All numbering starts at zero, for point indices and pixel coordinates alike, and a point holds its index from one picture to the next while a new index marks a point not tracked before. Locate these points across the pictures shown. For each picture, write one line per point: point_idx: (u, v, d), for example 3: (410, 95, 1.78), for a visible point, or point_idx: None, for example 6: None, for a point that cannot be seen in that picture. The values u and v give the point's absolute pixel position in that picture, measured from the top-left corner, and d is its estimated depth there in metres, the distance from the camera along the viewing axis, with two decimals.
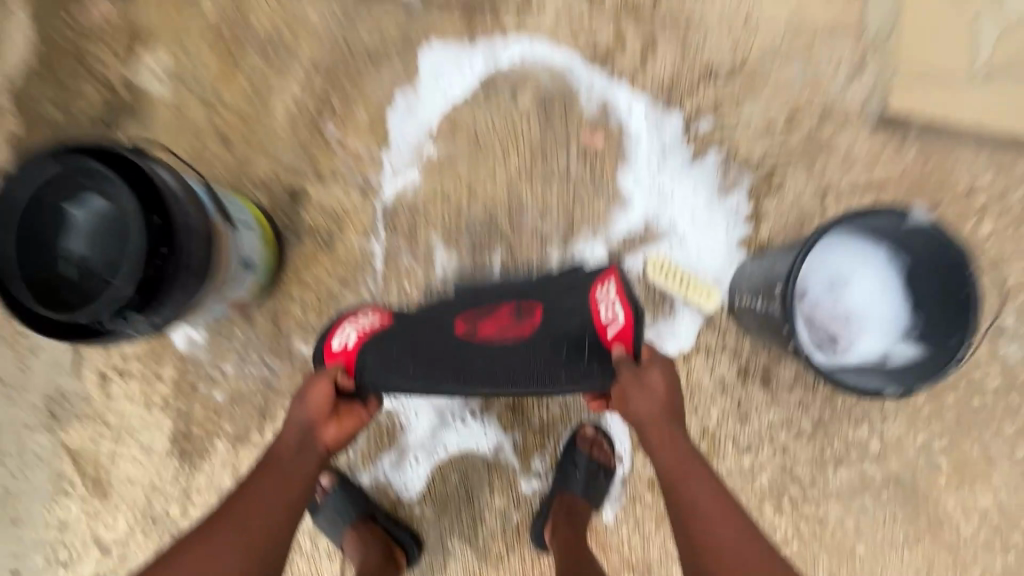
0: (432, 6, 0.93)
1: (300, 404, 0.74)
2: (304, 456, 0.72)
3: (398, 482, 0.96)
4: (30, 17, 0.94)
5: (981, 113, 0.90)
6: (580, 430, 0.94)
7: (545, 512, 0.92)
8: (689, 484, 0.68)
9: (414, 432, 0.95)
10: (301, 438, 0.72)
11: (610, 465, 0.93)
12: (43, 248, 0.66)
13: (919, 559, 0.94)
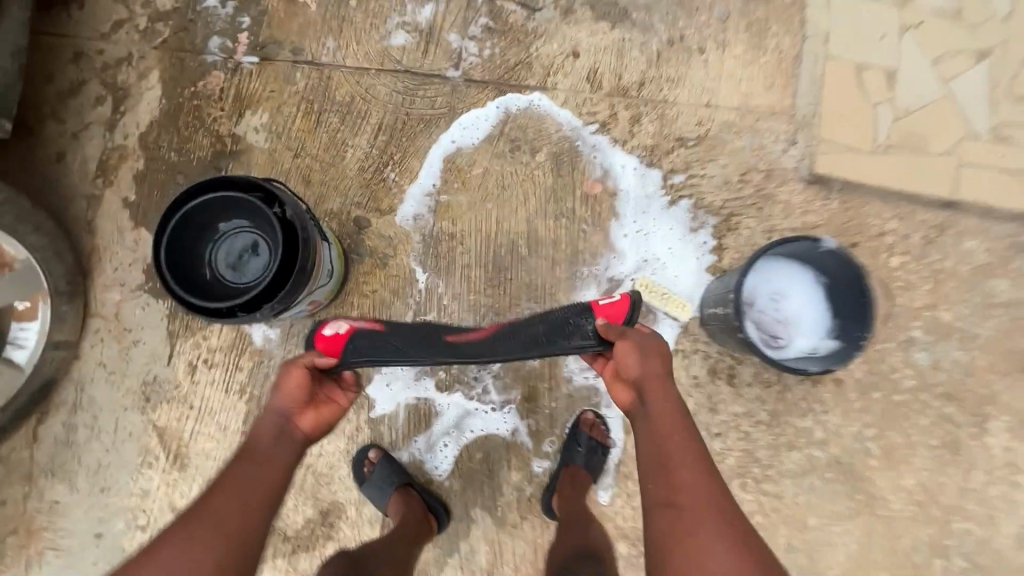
0: (472, 86, 1.23)
1: (278, 394, 0.83)
2: (279, 447, 0.81)
3: (430, 461, 1.16)
4: (161, 83, 1.22)
5: (882, 177, 1.20)
6: (582, 415, 1.15)
7: (554, 481, 1.13)
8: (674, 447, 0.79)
9: (445, 419, 1.16)
10: (279, 428, 0.82)
11: (605, 444, 1.14)
12: (199, 256, 0.95)
13: (859, 530, 1.15)
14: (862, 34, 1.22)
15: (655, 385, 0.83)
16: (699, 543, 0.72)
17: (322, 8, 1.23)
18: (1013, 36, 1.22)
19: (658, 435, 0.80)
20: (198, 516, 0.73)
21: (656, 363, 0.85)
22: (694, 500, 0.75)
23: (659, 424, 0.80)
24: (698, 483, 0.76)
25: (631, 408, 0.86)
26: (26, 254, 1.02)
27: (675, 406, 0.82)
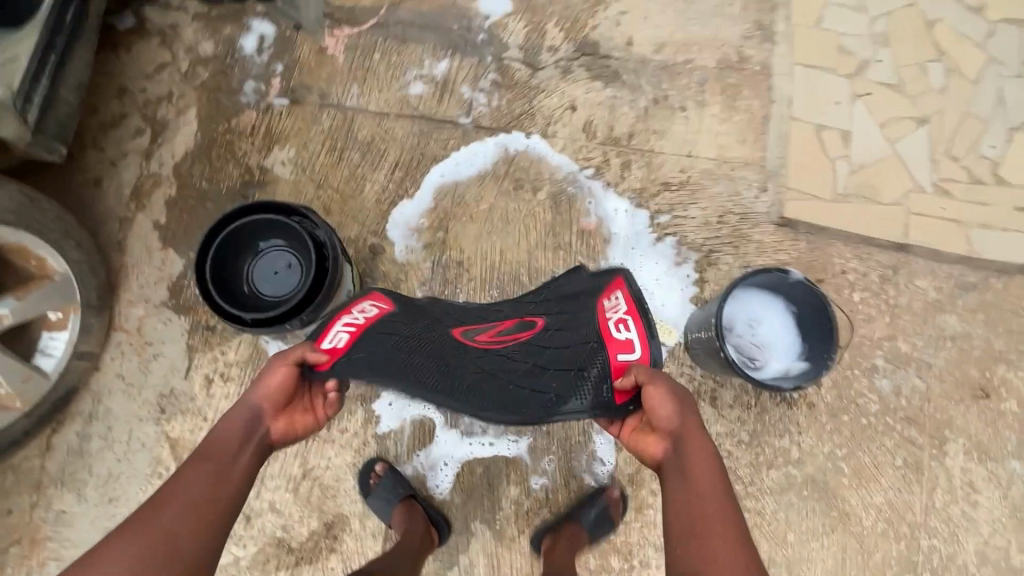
0: (481, 132, 1.37)
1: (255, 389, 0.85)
2: (246, 449, 0.80)
3: (431, 479, 1.22)
4: (197, 118, 1.33)
5: (842, 221, 1.36)
6: (607, 488, 1.20)
7: (552, 533, 1.16)
8: (703, 503, 0.73)
9: (447, 438, 1.22)
10: (248, 422, 0.83)
11: (614, 518, 1.18)
12: (237, 271, 1.06)
13: (834, 546, 1.23)
14: (820, 100, 1.42)
15: (688, 435, 0.80)
16: None
17: (349, 59, 1.38)
18: (946, 107, 1.43)
19: (689, 489, 0.75)
20: (155, 509, 0.69)
21: (686, 410, 0.82)
22: (726, 563, 0.67)
23: (692, 476, 0.76)
24: (728, 542, 0.69)
25: (662, 460, 0.82)
26: (64, 267, 1.07)
27: (710, 458, 0.78)
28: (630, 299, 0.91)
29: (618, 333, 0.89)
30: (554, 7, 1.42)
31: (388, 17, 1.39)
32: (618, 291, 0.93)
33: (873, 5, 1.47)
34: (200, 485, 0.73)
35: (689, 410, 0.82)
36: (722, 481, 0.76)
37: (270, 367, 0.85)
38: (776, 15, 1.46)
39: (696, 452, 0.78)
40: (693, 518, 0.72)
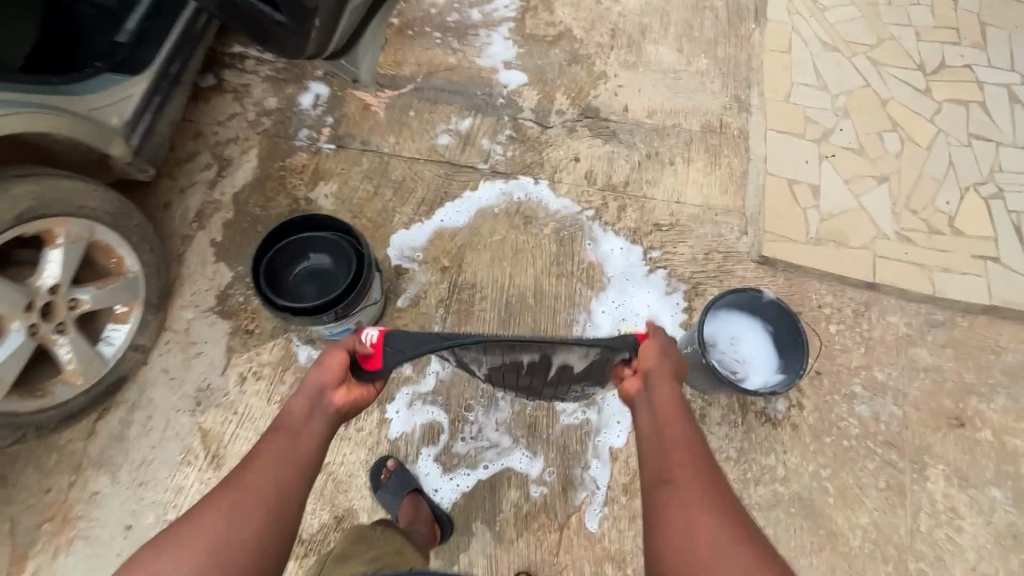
0: (497, 176, 1.59)
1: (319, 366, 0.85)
2: (314, 420, 0.83)
3: (432, 490, 1.30)
4: (257, 157, 1.57)
5: (816, 261, 1.52)
6: None
7: None
8: (673, 435, 0.85)
9: (445, 446, 1.33)
10: (314, 397, 0.84)
11: None
12: (284, 275, 1.25)
13: (824, 564, 1.27)
14: (791, 159, 1.64)
15: (658, 379, 0.91)
16: (693, 523, 0.75)
17: (388, 115, 1.64)
18: (903, 169, 1.64)
19: (659, 426, 0.87)
20: (235, 484, 0.76)
21: (664, 357, 0.93)
22: (687, 482, 0.80)
23: (664, 412, 0.87)
24: (695, 471, 0.81)
25: (634, 395, 0.94)
26: (136, 268, 1.23)
27: (675, 397, 0.89)
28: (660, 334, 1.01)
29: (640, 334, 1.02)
30: (562, 80, 1.71)
31: (423, 83, 1.67)
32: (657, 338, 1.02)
33: (832, 86, 1.74)
34: (269, 473, 0.78)
35: (667, 359, 0.93)
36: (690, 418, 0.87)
37: (320, 355, 0.86)
38: (750, 91, 1.73)
39: (667, 394, 0.89)
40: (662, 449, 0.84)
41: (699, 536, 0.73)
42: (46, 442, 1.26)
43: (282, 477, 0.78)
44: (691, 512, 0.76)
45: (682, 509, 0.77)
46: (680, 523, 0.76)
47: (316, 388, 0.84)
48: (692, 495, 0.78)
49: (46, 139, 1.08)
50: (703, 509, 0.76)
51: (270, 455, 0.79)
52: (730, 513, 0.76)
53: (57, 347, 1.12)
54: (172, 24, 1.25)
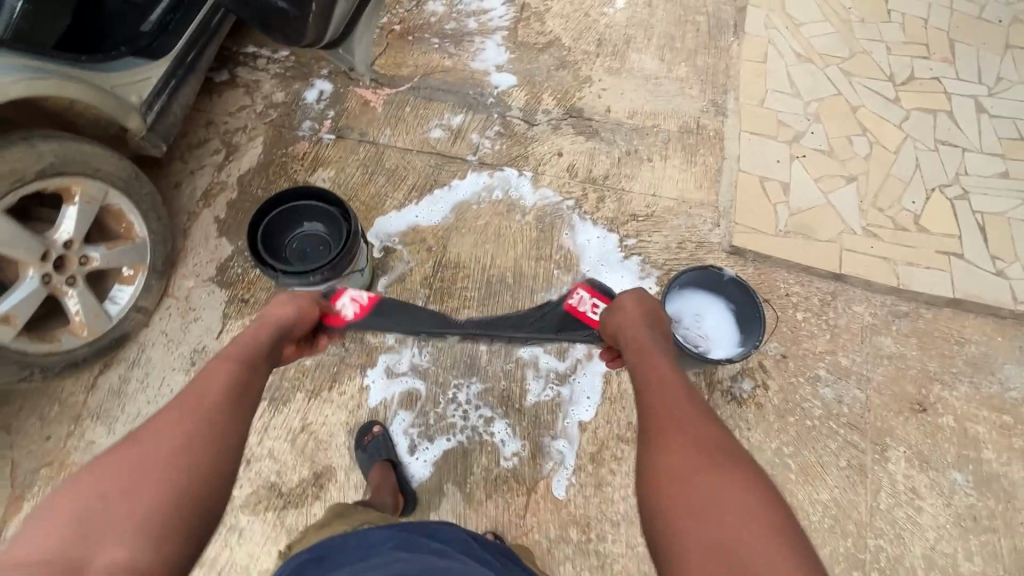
0: (484, 167, 1.69)
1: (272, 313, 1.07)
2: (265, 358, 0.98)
3: (405, 463, 1.35)
4: (262, 144, 1.69)
5: (785, 253, 1.60)
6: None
7: None
8: (662, 384, 0.93)
9: (411, 418, 1.39)
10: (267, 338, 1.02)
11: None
12: (285, 243, 1.40)
13: None
14: (764, 158, 1.72)
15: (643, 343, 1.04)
16: (690, 455, 0.80)
17: (385, 109, 1.75)
18: (871, 170, 1.72)
19: (643, 378, 0.96)
20: (189, 403, 0.82)
21: (644, 317, 1.12)
22: (675, 422, 0.85)
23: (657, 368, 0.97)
24: (690, 413, 0.87)
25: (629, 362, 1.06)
26: (144, 235, 1.34)
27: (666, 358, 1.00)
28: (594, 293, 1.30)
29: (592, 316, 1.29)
30: (549, 82, 1.81)
31: (420, 83, 1.78)
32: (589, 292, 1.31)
33: (806, 92, 1.81)
34: (222, 394, 0.86)
35: (648, 317, 1.11)
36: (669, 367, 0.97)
37: (292, 304, 1.09)
38: (727, 96, 1.80)
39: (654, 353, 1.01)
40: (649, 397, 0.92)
41: (688, 471, 0.78)
42: (51, 393, 1.36)
43: (231, 405, 0.85)
44: (680, 448, 0.81)
45: (672, 447, 0.82)
46: (678, 456, 0.80)
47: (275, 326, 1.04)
48: (680, 433, 0.83)
49: (74, 110, 1.22)
50: (702, 448, 0.80)
51: (218, 387, 0.86)
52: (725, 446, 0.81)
53: (66, 298, 1.22)
54: (190, 17, 1.39)
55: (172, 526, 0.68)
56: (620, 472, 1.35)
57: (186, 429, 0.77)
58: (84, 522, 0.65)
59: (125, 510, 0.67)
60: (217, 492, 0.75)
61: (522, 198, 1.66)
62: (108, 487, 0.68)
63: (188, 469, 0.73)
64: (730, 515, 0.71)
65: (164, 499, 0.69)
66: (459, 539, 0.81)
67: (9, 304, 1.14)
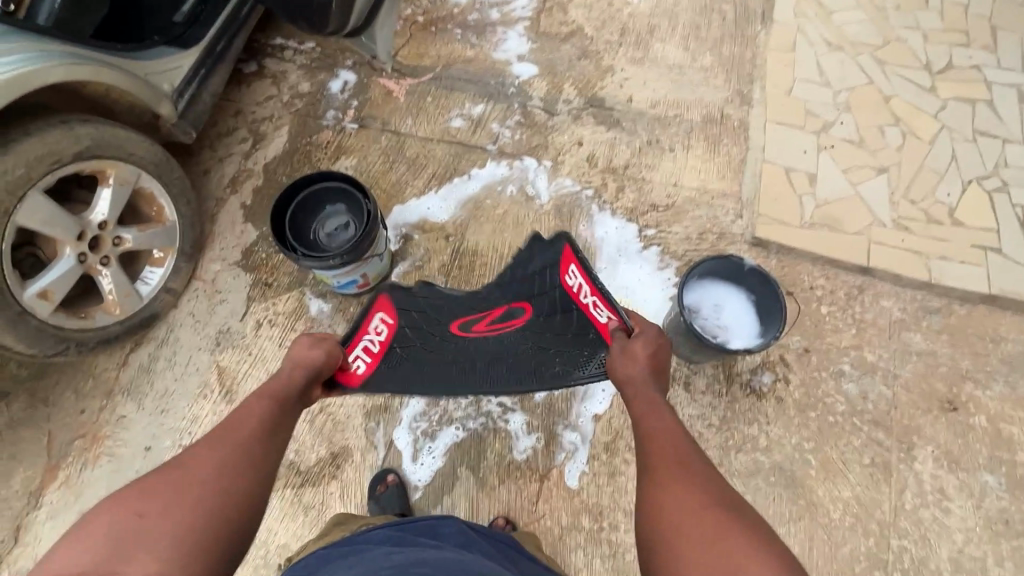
0: (503, 157, 1.68)
1: (296, 352, 1.04)
2: (298, 400, 1.00)
3: (410, 470, 1.36)
4: (288, 133, 1.71)
5: (811, 246, 1.56)
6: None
7: None
8: (656, 422, 0.95)
9: (414, 415, 1.39)
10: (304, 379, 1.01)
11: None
12: (308, 226, 1.43)
13: (801, 532, 1.33)
14: (791, 149, 1.67)
15: (636, 382, 1.01)
16: (683, 492, 0.82)
17: (407, 98, 1.75)
18: (904, 162, 1.66)
19: (638, 423, 0.98)
20: (222, 439, 0.86)
21: (648, 360, 1.03)
22: (668, 465, 0.87)
23: (646, 406, 0.99)
24: (685, 452, 0.89)
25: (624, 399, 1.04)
26: (174, 218, 1.39)
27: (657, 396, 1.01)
28: (583, 275, 1.05)
29: (597, 316, 1.06)
30: (571, 72, 1.78)
31: (442, 72, 1.78)
32: (574, 268, 1.07)
33: (836, 82, 1.75)
34: (254, 432, 0.89)
35: (653, 359, 1.03)
36: (666, 409, 0.98)
37: (318, 343, 1.06)
38: (753, 86, 1.75)
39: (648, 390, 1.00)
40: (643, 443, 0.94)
41: (682, 511, 0.79)
42: (86, 368, 1.43)
43: (262, 443, 0.89)
44: (674, 489, 0.83)
45: (666, 487, 0.84)
46: (672, 496, 0.82)
47: (310, 368, 1.03)
48: (672, 475, 0.85)
49: (109, 94, 1.27)
50: (695, 485, 0.82)
51: (252, 425, 0.91)
52: (718, 484, 0.83)
53: (100, 276, 1.28)
54: (221, 8, 1.43)
55: (201, 549, 0.71)
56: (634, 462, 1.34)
57: (217, 462, 0.81)
58: (120, 539, 0.68)
59: (160, 531, 0.70)
60: (241, 528, 0.77)
61: (537, 195, 1.65)
62: (147, 508, 0.72)
63: (214, 501, 0.77)
64: (726, 547, 0.71)
65: (195, 526, 0.73)
66: (455, 532, 0.84)
67: (48, 280, 1.19)
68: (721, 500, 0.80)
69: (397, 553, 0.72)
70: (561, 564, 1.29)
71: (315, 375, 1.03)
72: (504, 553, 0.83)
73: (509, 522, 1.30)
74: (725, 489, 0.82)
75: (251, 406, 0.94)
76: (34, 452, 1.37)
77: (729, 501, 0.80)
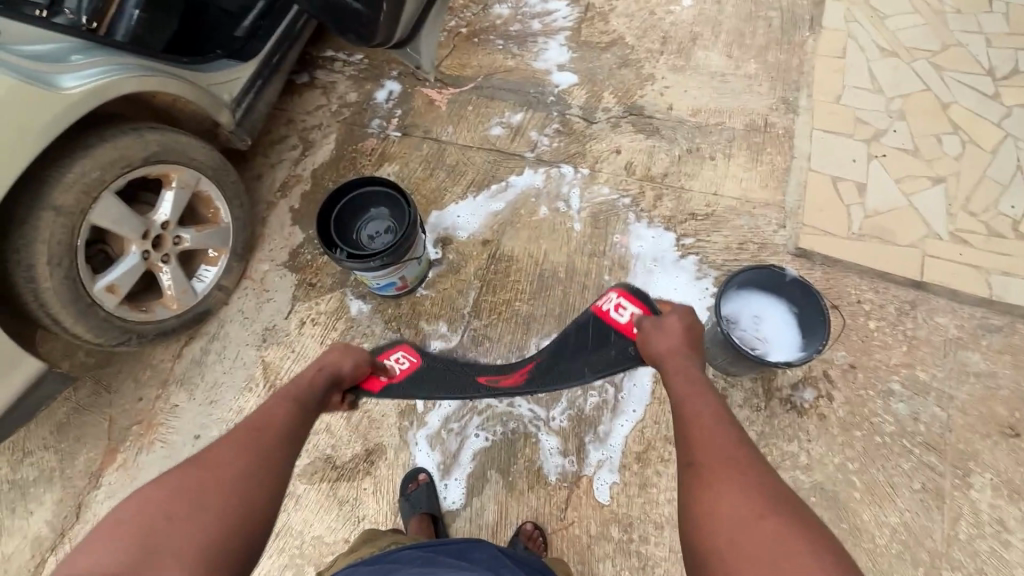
0: (541, 164, 1.70)
1: (329, 358, 1.11)
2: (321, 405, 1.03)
3: (441, 496, 1.36)
4: (335, 140, 1.78)
5: (858, 259, 1.50)
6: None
7: None
8: (696, 409, 0.92)
9: (435, 428, 1.41)
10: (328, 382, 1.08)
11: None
12: (352, 226, 1.50)
13: None
14: (839, 158, 1.62)
15: (674, 356, 1.03)
16: (732, 493, 0.77)
17: (449, 107, 1.80)
18: (964, 172, 1.58)
19: (677, 408, 0.95)
20: (245, 439, 0.88)
21: (684, 339, 1.06)
22: (716, 462, 0.82)
23: (685, 389, 0.97)
24: (730, 445, 0.84)
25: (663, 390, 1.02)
26: (228, 220, 1.48)
27: (696, 379, 0.98)
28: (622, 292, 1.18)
29: (618, 317, 1.18)
30: (610, 81, 1.78)
31: (483, 82, 1.82)
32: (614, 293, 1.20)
33: (889, 88, 1.68)
34: (275, 431, 0.92)
35: (690, 342, 1.06)
36: (709, 391, 0.95)
37: (342, 353, 1.14)
38: (799, 93, 1.71)
39: (686, 370, 1.00)
40: (685, 431, 0.90)
41: (736, 519, 0.74)
42: (145, 359, 1.53)
43: (281, 446, 0.90)
44: (725, 492, 0.78)
45: (715, 490, 0.79)
46: (721, 498, 0.77)
47: (330, 376, 1.09)
48: (723, 474, 0.80)
49: (176, 104, 1.35)
50: (747, 485, 0.78)
51: (279, 428, 0.93)
52: (771, 482, 0.78)
53: (161, 273, 1.36)
54: (277, 23, 1.52)
55: (225, 557, 0.73)
56: (666, 473, 1.33)
57: (239, 466, 0.83)
58: (151, 539, 0.70)
59: (180, 538, 0.71)
60: (253, 538, 0.78)
61: (570, 209, 1.65)
62: (176, 512, 0.74)
63: (233, 508, 0.78)
64: (784, 564, 0.67)
65: (214, 536, 0.74)
66: (489, 558, 0.84)
67: (116, 275, 1.29)
68: (777, 502, 0.75)
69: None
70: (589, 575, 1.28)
71: (338, 380, 1.10)
72: None
73: (537, 528, 1.30)
74: (781, 491, 0.77)
75: (276, 407, 0.97)
76: (96, 435, 1.47)
77: (786, 507, 0.74)
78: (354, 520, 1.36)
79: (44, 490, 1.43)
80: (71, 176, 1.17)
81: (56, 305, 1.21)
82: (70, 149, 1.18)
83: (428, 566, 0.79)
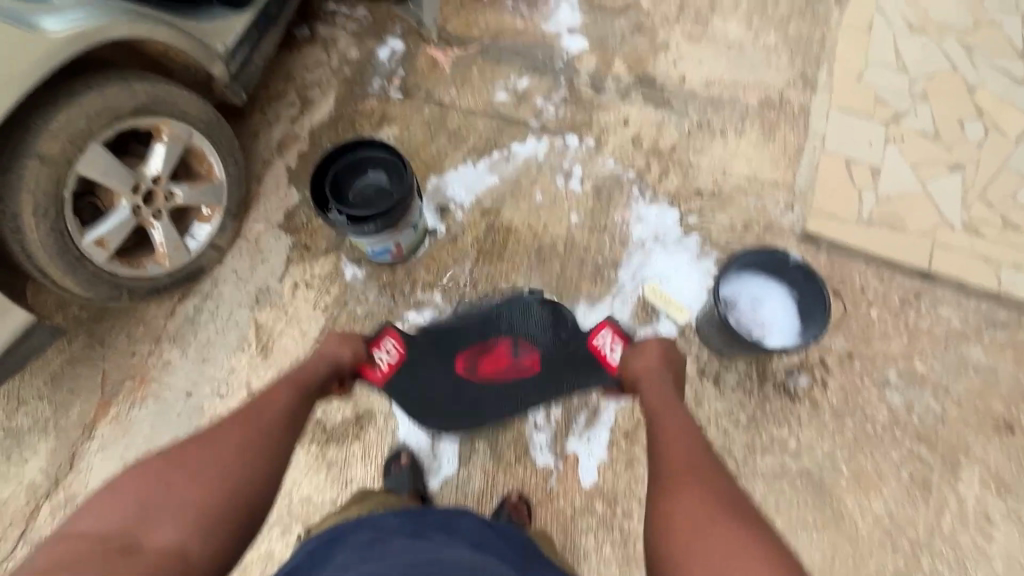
0: (545, 133, 1.65)
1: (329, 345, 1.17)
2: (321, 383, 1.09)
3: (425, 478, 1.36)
4: (334, 99, 1.72)
5: (864, 246, 1.46)
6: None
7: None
8: (670, 424, 0.98)
9: None
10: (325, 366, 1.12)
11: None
12: (349, 186, 1.46)
13: (826, 541, 1.28)
14: (855, 140, 1.55)
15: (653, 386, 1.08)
16: (683, 499, 0.83)
17: (453, 68, 1.73)
18: (985, 160, 1.52)
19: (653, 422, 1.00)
20: (244, 417, 0.93)
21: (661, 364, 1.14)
22: (686, 464, 0.88)
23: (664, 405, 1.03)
24: (693, 458, 0.90)
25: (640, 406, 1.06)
26: (222, 176, 1.44)
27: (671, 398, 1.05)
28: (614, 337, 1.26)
29: (610, 357, 1.25)
30: (623, 48, 1.70)
31: (490, 44, 1.74)
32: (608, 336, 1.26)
33: (914, 68, 1.60)
34: (274, 411, 0.97)
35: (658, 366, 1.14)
36: (681, 409, 1.02)
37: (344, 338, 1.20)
38: (820, 69, 1.63)
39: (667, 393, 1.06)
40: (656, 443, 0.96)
41: (694, 513, 0.80)
42: (138, 314, 1.53)
43: (282, 424, 0.96)
44: (689, 490, 0.83)
45: (673, 493, 0.84)
46: (676, 501, 0.83)
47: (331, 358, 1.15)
48: (687, 476, 0.86)
49: (169, 54, 1.31)
50: (702, 493, 0.82)
51: (274, 407, 0.98)
52: (730, 496, 0.83)
53: (153, 229, 1.34)
54: None
55: (220, 519, 0.78)
56: None
57: (237, 439, 0.88)
58: (151, 499, 0.76)
59: (176, 501, 0.77)
60: (250, 503, 0.82)
61: (572, 181, 1.60)
62: (175, 475, 0.79)
63: (233, 475, 0.83)
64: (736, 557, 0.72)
65: (214, 496, 0.79)
66: (472, 530, 0.85)
67: (106, 228, 1.26)
68: (730, 512, 0.79)
69: (411, 549, 0.73)
70: (570, 546, 1.30)
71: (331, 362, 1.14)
72: (517, 551, 0.84)
73: (522, 499, 1.30)
74: (736, 502, 0.82)
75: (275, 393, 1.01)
76: (89, 387, 1.48)
77: (744, 512, 0.80)
78: (342, 483, 1.38)
79: (38, 440, 1.45)
80: (56, 125, 1.14)
81: (44, 257, 1.20)
82: (55, 96, 1.15)
83: (414, 536, 0.79)
